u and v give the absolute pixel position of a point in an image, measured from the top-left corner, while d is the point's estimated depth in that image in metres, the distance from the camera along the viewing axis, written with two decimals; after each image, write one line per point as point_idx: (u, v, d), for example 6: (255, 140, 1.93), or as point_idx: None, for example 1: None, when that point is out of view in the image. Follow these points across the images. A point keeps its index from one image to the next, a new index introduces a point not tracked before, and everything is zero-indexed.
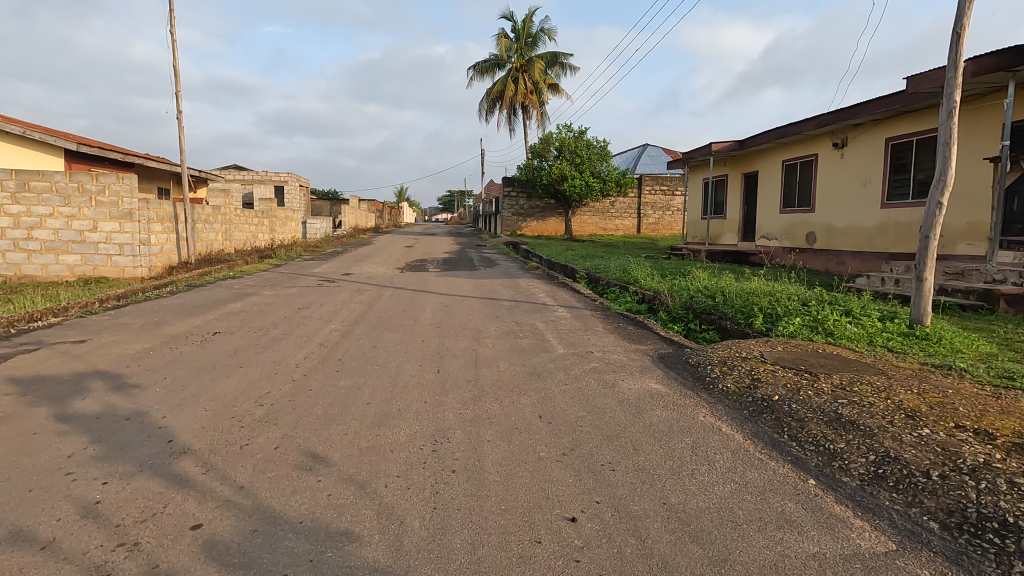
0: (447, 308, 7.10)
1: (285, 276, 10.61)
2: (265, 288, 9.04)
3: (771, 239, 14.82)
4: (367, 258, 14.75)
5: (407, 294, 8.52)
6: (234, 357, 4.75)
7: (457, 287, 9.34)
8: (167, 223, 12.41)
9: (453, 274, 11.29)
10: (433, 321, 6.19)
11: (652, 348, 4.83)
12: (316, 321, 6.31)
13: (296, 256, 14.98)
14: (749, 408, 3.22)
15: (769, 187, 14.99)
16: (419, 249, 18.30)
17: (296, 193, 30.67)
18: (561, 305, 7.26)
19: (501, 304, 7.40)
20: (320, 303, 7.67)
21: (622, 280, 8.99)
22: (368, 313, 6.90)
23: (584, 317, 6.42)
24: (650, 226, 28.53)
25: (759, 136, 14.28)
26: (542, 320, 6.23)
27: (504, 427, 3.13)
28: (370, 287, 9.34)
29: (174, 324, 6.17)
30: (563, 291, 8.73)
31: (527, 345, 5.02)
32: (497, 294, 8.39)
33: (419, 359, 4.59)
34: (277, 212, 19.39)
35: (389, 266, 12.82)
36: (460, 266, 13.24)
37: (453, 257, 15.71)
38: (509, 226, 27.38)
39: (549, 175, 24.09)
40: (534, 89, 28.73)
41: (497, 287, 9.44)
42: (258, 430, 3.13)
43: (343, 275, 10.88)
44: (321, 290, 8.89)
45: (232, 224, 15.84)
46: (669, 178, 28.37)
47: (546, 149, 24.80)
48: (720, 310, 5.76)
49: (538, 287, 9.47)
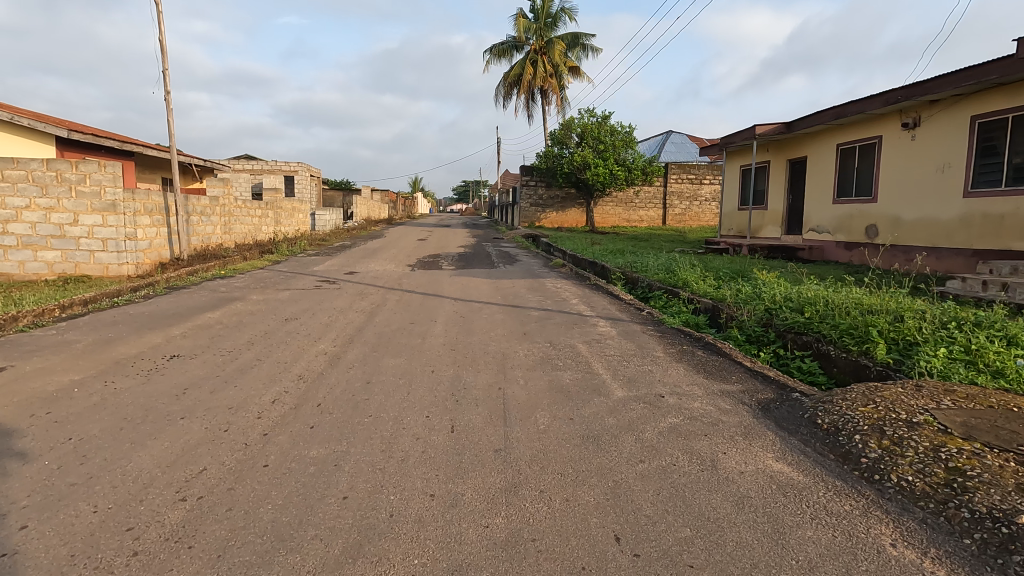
0: (463, 320, 5.88)
1: (282, 275, 9.48)
2: (256, 291, 7.91)
3: (822, 232, 13.32)
4: (376, 253, 13.60)
5: (415, 299, 7.31)
6: (183, 398, 3.59)
7: (475, 289, 8.13)
8: (157, 216, 11.33)
9: (469, 273, 10.06)
10: (447, 340, 4.98)
11: (742, 390, 3.53)
12: (304, 338, 5.14)
13: (300, 251, 13.86)
14: (979, 541, 1.89)
15: (820, 174, 13.46)
16: (432, 243, 17.12)
17: (306, 183, 29.64)
18: (602, 316, 5.97)
19: (528, 314, 6.14)
20: (312, 311, 6.50)
21: (668, 283, 7.68)
22: (367, 326, 5.70)
23: (634, 335, 5.14)
24: (676, 218, 27.00)
25: (811, 117, 12.74)
26: (583, 339, 4.97)
27: (561, 564, 1.88)
28: (376, 289, 8.17)
29: (128, 342, 5.01)
30: (599, 296, 7.44)
31: (571, 381, 3.76)
32: (522, 300, 7.12)
33: (425, 406, 3.36)
34: (283, 203, 18.31)
35: (398, 263, 11.63)
36: (477, 262, 11.98)
37: (469, 252, 14.46)
38: (527, 218, 26.05)
39: (570, 163, 22.67)
40: (554, 72, 27.24)
41: (521, 289, 8.18)
42: (156, 565, 1.91)
43: (347, 274, 9.72)
44: (319, 294, 7.73)
45: (233, 216, 14.77)
46: (696, 167, 26.77)
47: (567, 135, 23.35)
48: (817, 329, 4.45)
49: (568, 290, 8.20)
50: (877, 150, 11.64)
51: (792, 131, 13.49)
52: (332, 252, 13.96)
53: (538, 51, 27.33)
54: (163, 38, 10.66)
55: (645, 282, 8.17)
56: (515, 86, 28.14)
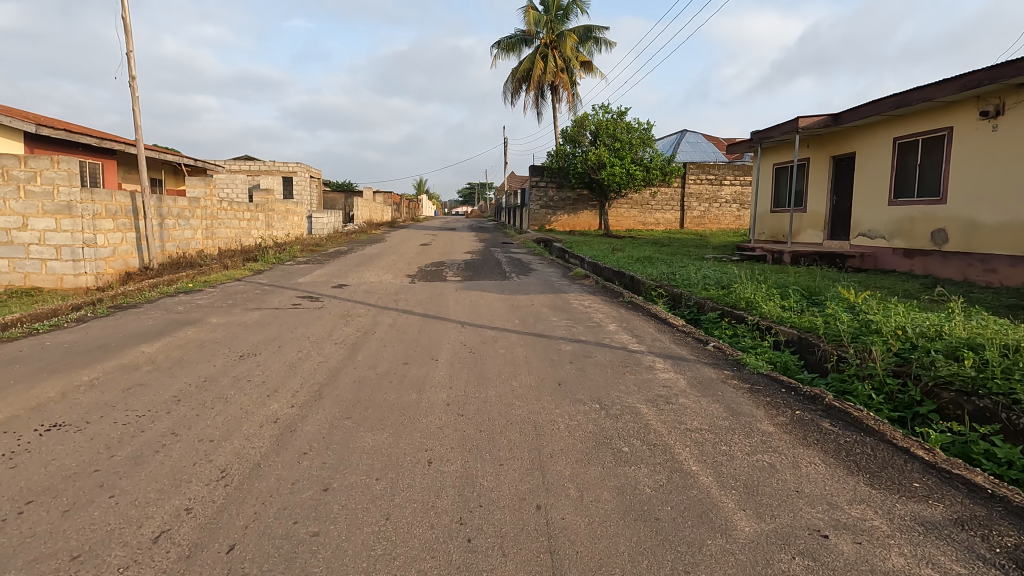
0: (473, 358, 4.44)
1: (260, 289, 8.07)
2: (221, 311, 6.50)
3: (875, 237, 11.82)
4: (372, 261, 12.19)
5: (413, 323, 5.88)
6: (12, 526, 2.15)
7: (486, 308, 6.69)
8: (123, 219, 9.96)
9: (478, 286, 8.62)
10: (452, 396, 3.53)
11: (958, 522, 2.05)
12: (254, 391, 3.71)
13: (289, 258, 12.47)
14: None
15: (871, 172, 11.95)
16: (436, 248, 15.70)
17: (305, 184, 28.31)
18: (656, 355, 4.51)
19: (557, 350, 4.70)
20: (280, 342, 5.06)
21: (725, 303, 6.23)
22: (344, 368, 4.25)
23: (711, 388, 3.69)
24: (694, 221, 25.52)
25: (865, 108, 11.24)
26: (642, 395, 3.51)
27: None
28: (366, 307, 6.76)
29: (7, 398, 3.57)
30: (641, 320, 5.98)
31: (652, 494, 2.31)
32: (545, 326, 5.66)
33: (411, 558, 1.92)
34: (275, 205, 16.94)
35: (396, 273, 10.18)
36: (486, 272, 10.52)
37: (476, 259, 13.03)
38: (538, 221, 24.61)
39: (584, 162, 21.20)
40: (565, 67, 25.79)
41: (542, 308, 6.75)
42: None
43: (335, 287, 8.30)
44: (295, 315, 6.31)
45: (216, 219, 13.40)
46: (716, 166, 25.29)
47: (580, 133, 21.90)
48: (1003, 390, 2.97)
49: (599, 309, 6.75)
50: (945, 144, 10.15)
51: (840, 124, 11.99)
52: (325, 259, 12.58)
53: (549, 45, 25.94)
54: (127, 15, 9.27)
55: (694, 300, 6.71)
56: (525, 82, 26.72)
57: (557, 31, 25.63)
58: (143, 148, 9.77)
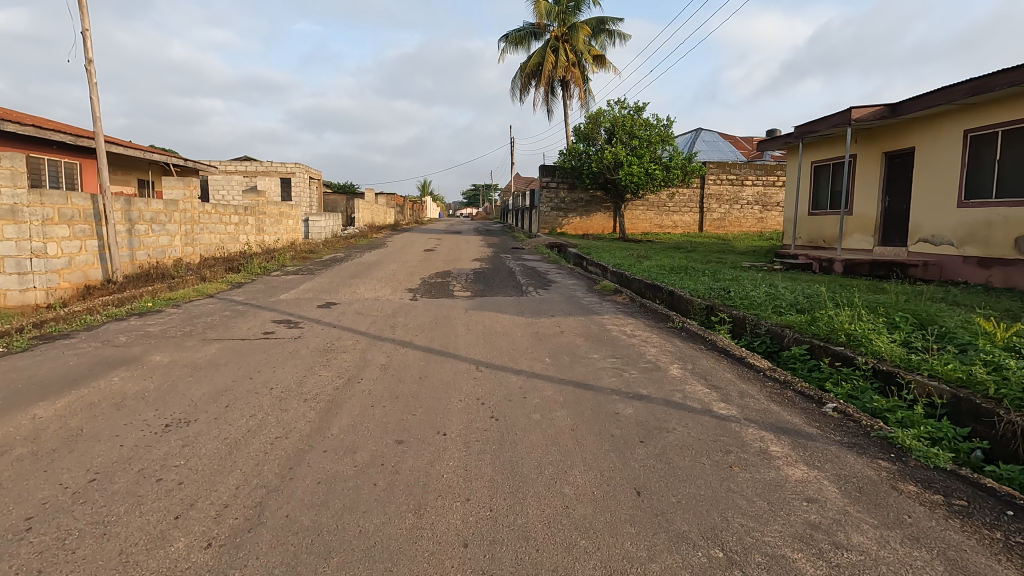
0: (496, 434, 3.07)
1: (231, 311, 6.72)
2: (172, 344, 5.14)
3: (940, 243, 10.38)
4: (370, 270, 10.84)
5: (412, 363, 4.51)
6: None
7: (506, 339, 5.32)
8: (81, 225, 8.64)
9: (492, 304, 7.26)
10: (471, 527, 2.16)
11: None
12: (158, 507, 2.34)
13: (276, 267, 11.14)
14: None
15: (935, 169, 10.52)
16: (441, 254, 14.35)
17: (304, 185, 27.01)
18: (762, 428, 3.12)
19: (614, 415, 3.32)
20: (231, 397, 3.70)
21: (815, 335, 4.84)
22: (309, 451, 2.88)
23: (886, 504, 2.30)
24: (714, 223, 24.11)
25: (931, 96, 9.82)
26: (784, 526, 2.13)
27: None
28: (355, 337, 5.39)
29: None
30: (708, 358, 4.58)
31: None
32: (587, 369, 4.28)
33: None
34: (266, 207, 15.64)
35: (396, 287, 8.82)
36: (499, 284, 9.17)
37: (486, 268, 11.66)
38: (548, 223, 23.21)
39: (599, 162, 19.79)
40: (577, 62, 24.50)
41: (575, 338, 5.36)
42: None
43: (322, 307, 6.95)
44: (264, 350, 4.95)
45: (197, 224, 12.08)
46: (737, 166, 23.88)
47: (594, 131, 20.50)
48: None
49: (647, 339, 5.36)
50: None
51: (899, 115, 10.57)
52: (317, 269, 11.24)
53: (560, 38, 24.60)
54: None
55: (767, 328, 5.35)
56: (534, 77, 25.42)
57: (568, 23, 24.30)
58: (102, 142, 8.45)
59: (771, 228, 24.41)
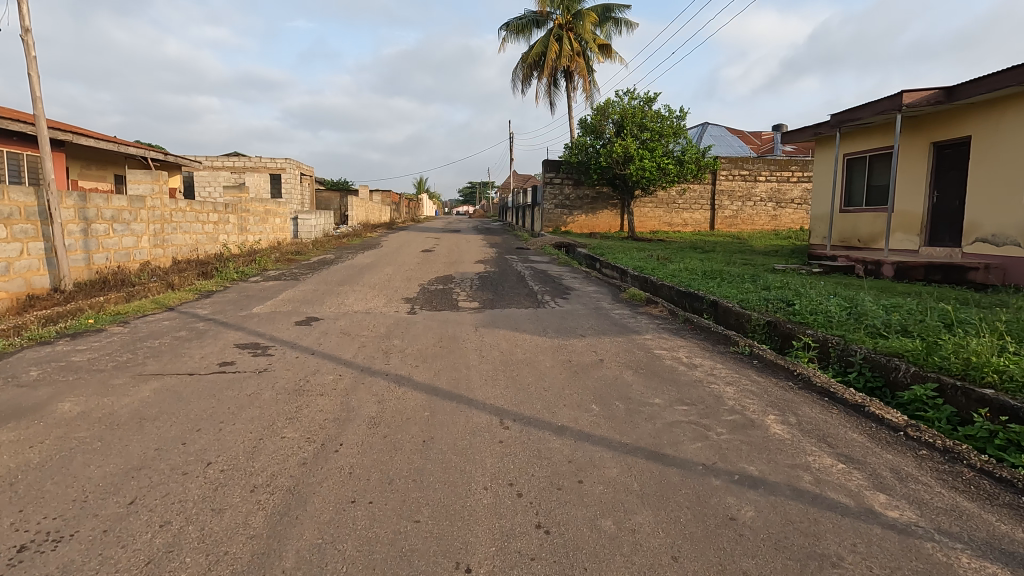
0: (554, 573, 1.87)
1: (188, 330, 5.48)
2: (94, 382, 3.89)
3: (1003, 243, 9.23)
4: (362, 275, 9.60)
5: (411, 415, 3.30)
6: None
7: (534, 374, 4.11)
8: (22, 225, 7.38)
9: (505, 319, 6.04)
10: None
11: None
12: None
13: (255, 272, 9.90)
14: None
15: (995, 160, 9.37)
16: (441, 256, 13.15)
17: (294, 182, 25.75)
18: (982, 555, 1.93)
19: (731, 525, 2.13)
20: (144, 486, 2.48)
21: (944, 370, 3.66)
22: None
23: None
24: (726, 221, 23.01)
25: (997, 77, 8.67)
26: None
27: None
28: (338, 370, 4.19)
29: None
30: (812, 407, 3.39)
31: None
32: (655, 427, 3.08)
33: None
34: (249, 205, 14.40)
35: (391, 296, 7.59)
36: (510, 292, 7.98)
37: (492, 272, 10.47)
38: (553, 221, 22.01)
39: (608, 156, 18.56)
40: (581, 51, 23.30)
41: (622, 371, 4.16)
42: None
43: (301, 325, 5.72)
44: (215, 391, 3.73)
45: (169, 223, 10.82)
46: (750, 161, 22.77)
47: (602, 123, 19.26)
48: None
49: (712, 371, 4.17)
50: None
51: (955, 100, 9.42)
52: (302, 274, 10.00)
53: (564, 26, 23.38)
54: None
55: (867, 356, 4.17)
56: (536, 68, 24.21)
57: (573, 11, 23.08)
58: (44, 127, 7.19)
59: (785, 226, 23.33)
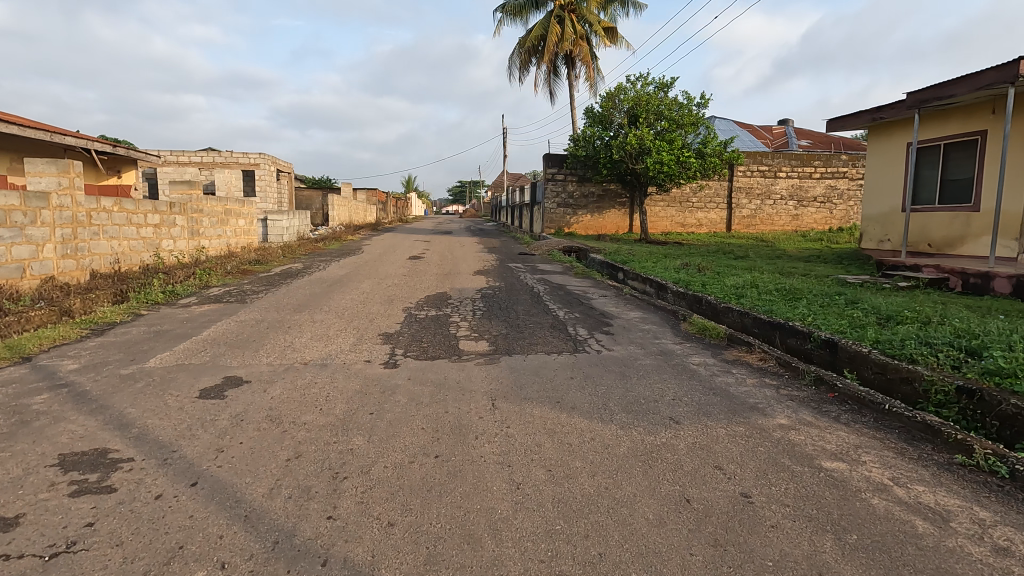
0: None
1: (5, 414, 3.22)
2: None
3: None
4: (328, 295, 7.39)
5: None
6: None
7: (635, 559, 1.94)
8: None
9: (535, 380, 3.88)
10: None
11: None
12: None
13: (191, 290, 7.63)
14: None
15: None
16: (432, 264, 10.97)
17: (269, 179, 23.39)
18: None
19: None
20: None
21: None
22: None
23: None
24: (744, 221, 21.05)
25: None
26: None
27: None
28: (225, 546, 2.00)
29: None
30: None
31: None
32: None
33: None
34: (202, 205, 12.10)
35: (362, 332, 5.38)
36: (530, 323, 5.83)
37: (499, 287, 8.33)
38: (554, 222, 19.89)
39: (621, 149, 16.44)
40: (584, 35, 21.18)
41: (816, 543, 2.02)
42: None
43: (206, 399, 3.50)
44: None
45: (86, 226, 8.52)
46: (769, 156, 20.83)
47: (612, 111, 17.10)
48: None
49: (993, 538, 2.04)
50: None
51: None
52: (252, 293, 7.75)
53: (565, 7, 21.26)
54: None
55: None
56: (535, 54, 22.06)
57: None
58: None
59: (808, 227, 21.39)
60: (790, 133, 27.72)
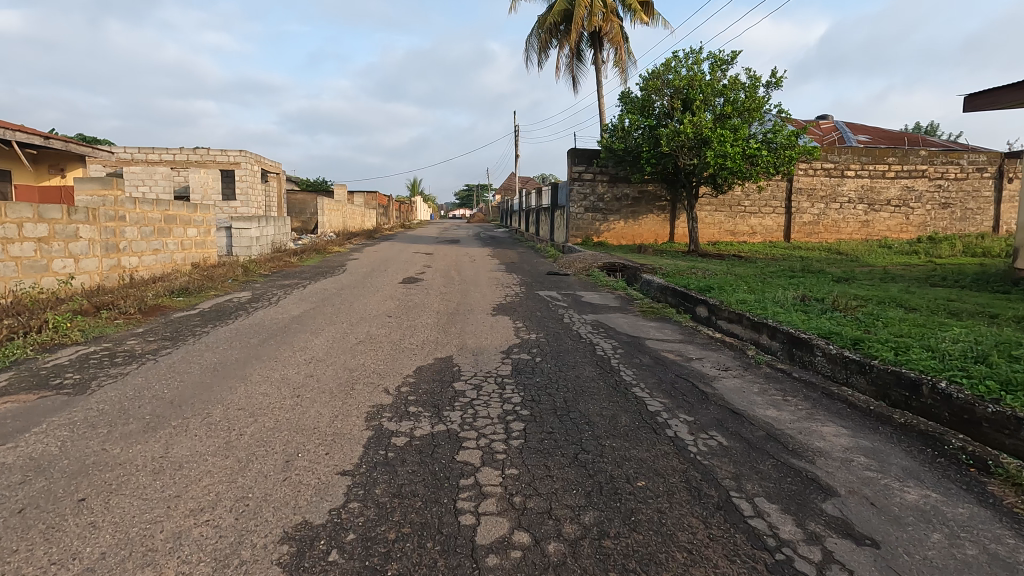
0: None
1: None
2: None
3: None
4: (245, 372, 4.16)
5: None
6: None
7: None
8: None
9: None
10: None
11: None
12: None
13: (14, 358, 4.43)
14: None
15: None
16: (433, 294, 7.75)
17: (252, 180, 20.11)
18: None
19: None
20: None
21: None
22: None
23: None
24: (804, 228, 17.79)
25: None
26: None
27: None
28: None
29: None
30: None
31: None
32: None
33: None
34: (125, 209, 8.96)
35: (238, 536, 2.14)
36: (636, 478, 2.61)
37: (538, 345, 5.13)
38: (581, 230, 16.67)
39: (671, 140, 13.21)
40: (614, 10, 17.97)
41: None
42: None
43: None
44: None
45: None
46: (836, 151, 17.57)
47: (656, 94, 13.89)
48: None
49: None
50: None
51: None
52: (122, 362, 4.52)
53: None
54: None
55: None
56: (557, 35, 18.88)
57: None
58: None
59: (879, 234, 18.06)
60: (841, 128, 24.33)
